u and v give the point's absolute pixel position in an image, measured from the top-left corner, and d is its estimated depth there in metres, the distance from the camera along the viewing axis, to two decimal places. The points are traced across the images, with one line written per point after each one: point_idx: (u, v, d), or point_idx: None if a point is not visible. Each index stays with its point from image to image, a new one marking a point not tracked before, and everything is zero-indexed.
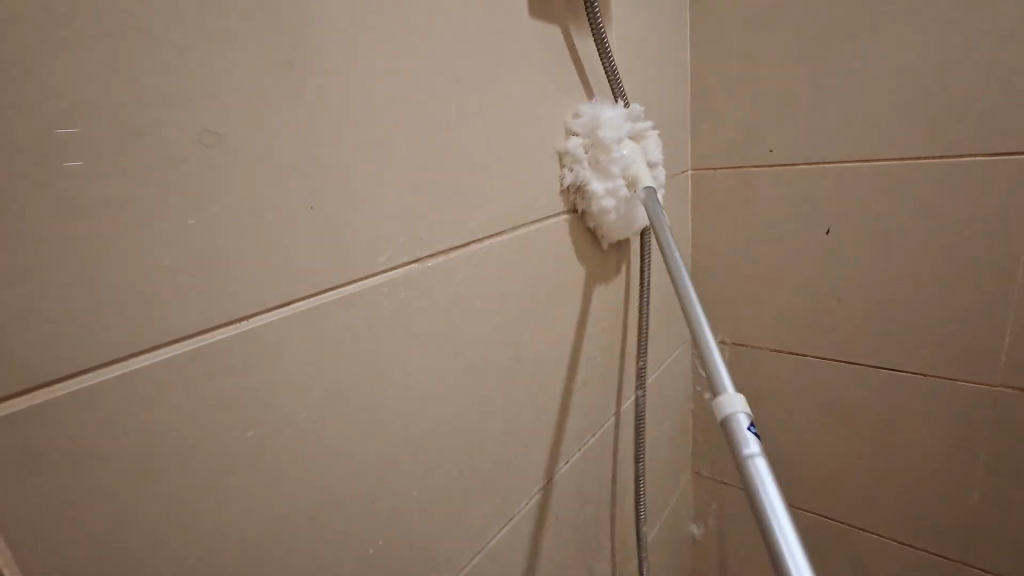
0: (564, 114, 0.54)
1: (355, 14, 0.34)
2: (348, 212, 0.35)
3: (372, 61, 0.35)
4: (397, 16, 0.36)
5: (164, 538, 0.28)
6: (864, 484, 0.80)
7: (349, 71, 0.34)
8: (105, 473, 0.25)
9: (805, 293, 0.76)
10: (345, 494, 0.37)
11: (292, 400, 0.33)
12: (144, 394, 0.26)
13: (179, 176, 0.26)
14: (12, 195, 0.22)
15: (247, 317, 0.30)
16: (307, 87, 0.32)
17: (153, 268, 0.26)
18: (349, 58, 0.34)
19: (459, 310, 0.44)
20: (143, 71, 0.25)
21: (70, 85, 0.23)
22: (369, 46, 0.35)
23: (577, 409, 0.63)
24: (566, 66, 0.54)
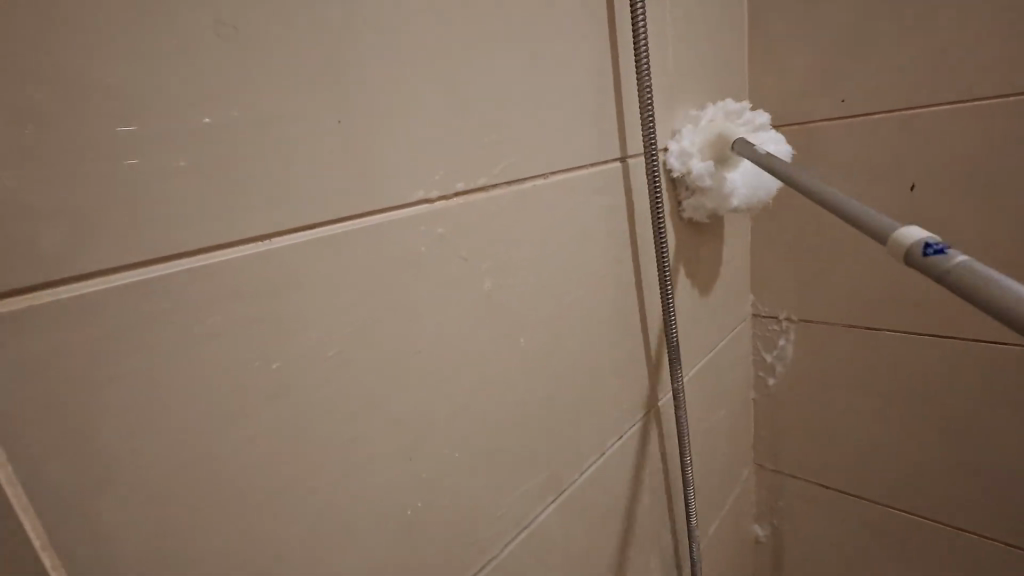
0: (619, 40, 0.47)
1: None
2: (385, 131, 0.32)
3: None
4: None
5: (177, 462, 0.26)
6: (964, 475, 0.71)
7: None
8: (111, 389, 0.24)
9: (886, 259, 0.69)
10: (378, 449, 0.33)
11: (330, 332, 0.30)
12: (154, 307, 0.24)
13: (188, 70, 0.25)
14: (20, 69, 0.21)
15: (265, 238, 0.28)
16: None
17: (163, 168, 0.24)
18: None
19: (516, 251, 0.40)
20: None
21: None
22: None
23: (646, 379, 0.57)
24: None
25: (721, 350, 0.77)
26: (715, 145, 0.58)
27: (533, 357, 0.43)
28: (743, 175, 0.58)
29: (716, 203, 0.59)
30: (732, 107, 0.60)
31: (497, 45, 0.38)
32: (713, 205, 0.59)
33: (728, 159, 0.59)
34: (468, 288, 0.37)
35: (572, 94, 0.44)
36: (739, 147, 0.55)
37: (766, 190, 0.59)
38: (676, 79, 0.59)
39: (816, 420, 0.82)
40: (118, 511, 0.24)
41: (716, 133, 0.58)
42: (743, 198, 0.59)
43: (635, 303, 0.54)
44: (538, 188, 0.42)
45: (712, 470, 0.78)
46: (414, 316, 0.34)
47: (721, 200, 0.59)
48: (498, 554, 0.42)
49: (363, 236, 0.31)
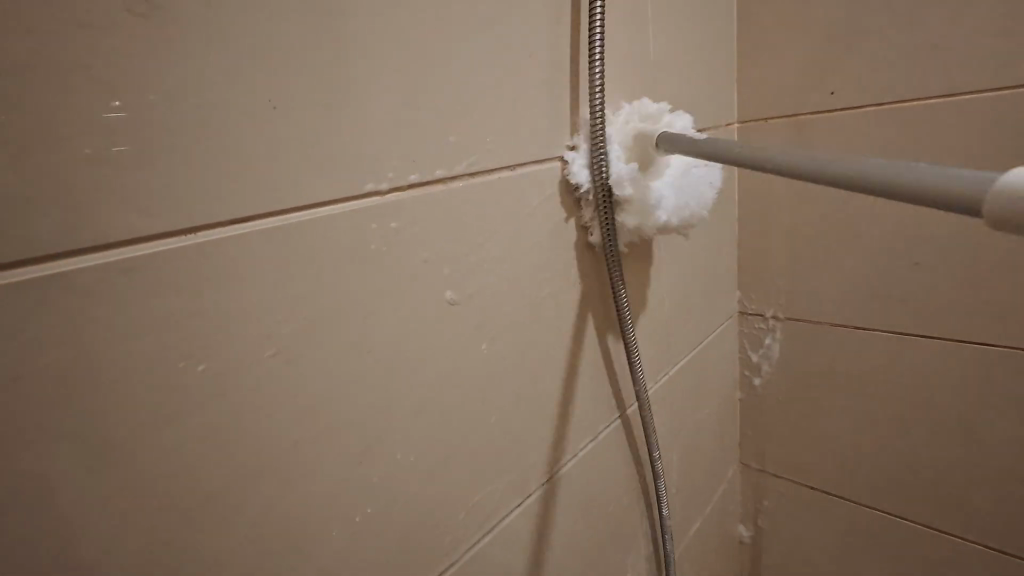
0: (598, 27, 0.45)
1: None
2: (332, 119, 0.30)
3: None
4: None
5: (96, 473, 0.24)
6: (947, 477, 0.70)
7: None
8: (15, 396, 0.22)
9: (875, 258, 0.67)
10: (325, 454, 0.32)
11: (270, 333, 0.29)
12: (65, 306, 0.22)
13: (102, 47, 0.22)
14: None
15: (197, 230, 0.26)
16: None
17: (73, 155, 0.22)
18: None
19: (482, 245, 0.39)
20: None
21: None
22: None
23: (622, 379, 0.55)
24: None
25: (706, 349, 0.75)
26: (632, 149, 0.48)
27: (498, 357, 0.41)
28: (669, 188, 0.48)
29: (639, 219, 0.47)
30: (647, 109, 0.49)
31: (459, 28, 0.35)
32: (637, 221, 0.48)
33: (650, 162, 0.48)
34: (426, 285, 0.36)
35: (545, 83, 0.42)
36: (668, 145, 0.46)
37: (696, 204, 0.51)
38: (659, 68, 0.56)
39: (802, 419, 0.81)
40: (28, 526, 0.22)
41: (631, 135, 0.48)
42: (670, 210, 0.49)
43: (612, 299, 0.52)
44: (505, 180, 0.40)
45: (695, 470, 0.77)
46: (366, 313, 0.33)
47: (645, 213, 0.47)
48: (459, 558, 0.40)
49: (308, 229, 0.30)
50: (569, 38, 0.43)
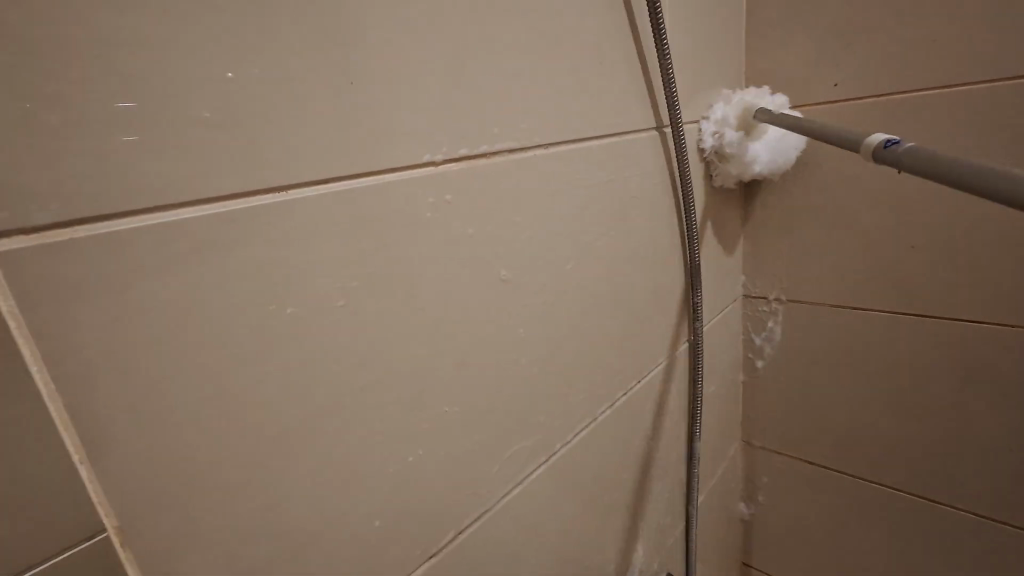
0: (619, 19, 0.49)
1: None
2: (392, 96, 0.33)
3: None
4: None
5: (198, 398, 0.27)
6: (937, 450, 0.75)
7: None
8: (138, 324, 0.25)
9: (872, 242, 0.71)
10: (380, 400, 0.35)
11: (338, 286, 0.32)
12: (180, 249, 0.26)
13: (216, 27, 0.26)
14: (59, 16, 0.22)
15: (283, 188, 0.29)
16: None
17: (189, 118, 0.25)
18: None
19: (517, 215, 0.42)
20: None
21: None
22: None
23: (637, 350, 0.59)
24: None
25: (712, 330, 0.79)
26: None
27: (527, 321, 0.45)
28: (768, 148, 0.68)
29: (742, 168, 0.69)
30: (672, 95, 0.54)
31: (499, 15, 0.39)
32: (739, 170, 0.69)
33: (753, 127, 0.68)
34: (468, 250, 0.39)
35: (574, 69, 0.45)
36: None
37: (784, 159, 0.71)
38: (672, 59, 0.60)
39: (802, 397, 0.85)
40: (146, 441, 0.26)
41: (743, 109, 0.68)
42: (766, 164, 0.69)
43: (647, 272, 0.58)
44: (538, 157, 0.43)
45: (700, 444, 0.80)
46: (417, 274, 0.36)
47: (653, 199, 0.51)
48: (493, 504, 0.44)
49: (372, 192, 0.33)
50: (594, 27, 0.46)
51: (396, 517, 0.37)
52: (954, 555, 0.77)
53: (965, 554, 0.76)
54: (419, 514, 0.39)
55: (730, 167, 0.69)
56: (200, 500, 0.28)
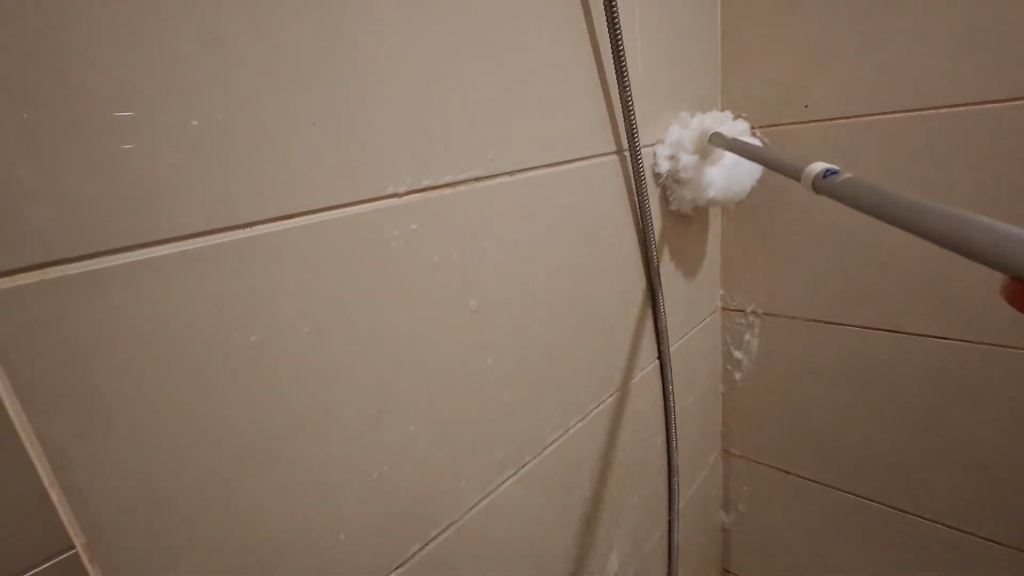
0: (584, 51, 0.51)
1: None
2: (356, 134, 0.35)
3: None
4: None
5: (167, 426, 0.29)
6: (908, 462, 0.76)
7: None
8: (107, 359, 0.26)
9: (844, 258, 0.73)
10: (347, 420, 0.37)
11: (303, 314, 0.34)
12: (150, 287, 0.27)
13: (180, 78, 0.27)
14: (25, 77, 0.23)
15: (249, 226, 0.31)
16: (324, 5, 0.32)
17: (156, 163, 0.27)
18: None
19: (483, 241, 0.44)
20: None
21: None
22: None
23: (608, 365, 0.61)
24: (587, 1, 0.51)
25: (690, 343, 0.81)
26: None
27: (494, 341, 0.46)
28: (721, 174, 0.66)
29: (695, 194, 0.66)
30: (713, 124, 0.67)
31: (464, 53, 0.41)
32: (691, 195, 0.66)
33: (708, 155, 0.66)
34: (434, 275, 0.41)
35: (541, 99, 0.47)
36: (717, 142, 0.64)
37: (738, 188, 0.68)
38: (645, 83, 0.61)
39: (779, 408, 0.86)
40: (115, 469, 0.27)
41: (700, 134, 0.66)
42: (719, 190, 0.66)
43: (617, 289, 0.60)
44: (505, 184, 0.45)
45: (678, 455, 0.82)
46: (382, 299, 0.38)
47: (699, 190, 0.66)
48: (461, 515, 0.46)
49: (336, 225, 0.35)
50: (559, 59, 0.48)
51: (363, 530, 0.39)
52: (926, 564, 0.79)
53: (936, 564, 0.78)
54: (386, 528, 0.41)
55: (686, 197, 0.66)
56: (168, 523, 0.29)
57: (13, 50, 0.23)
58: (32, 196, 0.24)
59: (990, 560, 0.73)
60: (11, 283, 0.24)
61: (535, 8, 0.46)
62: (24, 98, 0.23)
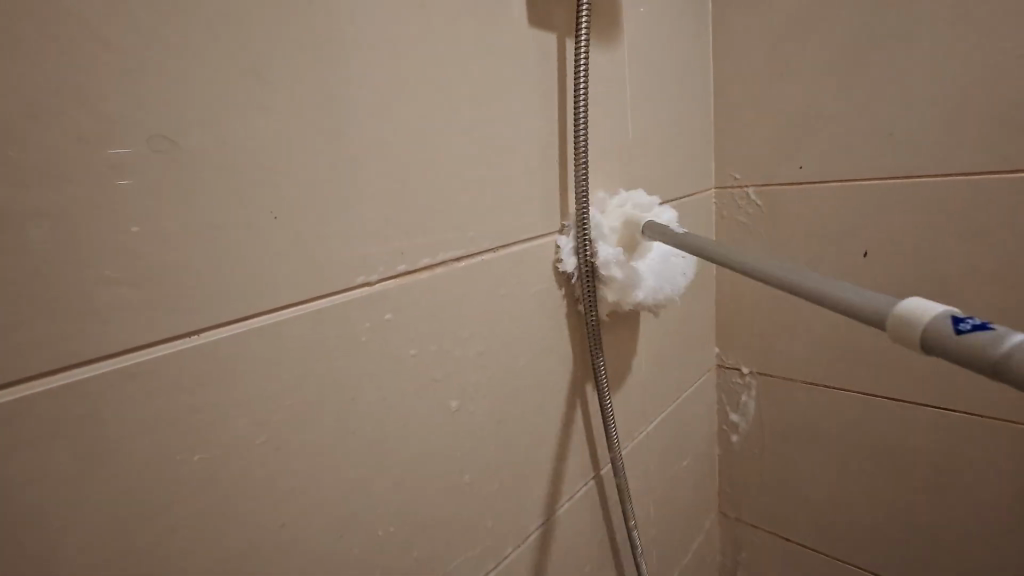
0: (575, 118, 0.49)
1: (356, 22, 0.33)
2: (327, 224, 0.32)
3: (367, 67, 0.34)
4: (402, 25, 0.35)
5: (96, 563, 0.25)
6: (916, 536, 0.72)
7: (340, 76, 0.32)
8: (24, 496, 0.23)
9: (842, 323, 0.71)
10: (304, 533, 0.33)
11: (257, 423, 0.30)
12: (80, 410, 0.24)
13: (122, 178, 0.25)
14: None
15: (198, 332, 0.28)
16: (292, 92, 0.30)
17: (91, 274, 0.24)
18: (344, 63, 0.32)
19: (463, 323, 0.41)
20: (95, 76, 0.24)
21: (13, 89, 0.22)
22: (367, 54, 0.34)
23: (598, 438, 0.58)
24: (580, 69, 0.49)
25: (685, 404, 0.77)
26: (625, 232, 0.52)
27: (472, 427, 0.43)
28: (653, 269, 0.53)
29: (619, 293, 0.51)
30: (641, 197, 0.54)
31: (447, 131, 0.39)
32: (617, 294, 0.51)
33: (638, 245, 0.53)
34: (408, 364, 0.38)
35: (529, 171, 0.45)
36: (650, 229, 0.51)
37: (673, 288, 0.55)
38: (635, 145, 0.60)
39: (778, 471, 0.83)
40: None
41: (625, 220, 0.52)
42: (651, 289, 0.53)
43: (607, 360, 0.57)
44: (487, 262, 0.42)
45: (674, 522, 0.78)
46: (347, 397, 0.34)
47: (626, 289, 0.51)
48: None
49: (297, 323, 0.32)
50: (549, 130, 0.47)
51: None
52: None
53: None
54: None
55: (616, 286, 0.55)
56: None
57: None
58: None
59: None
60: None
61: (523, 80, 0.44)
62: None
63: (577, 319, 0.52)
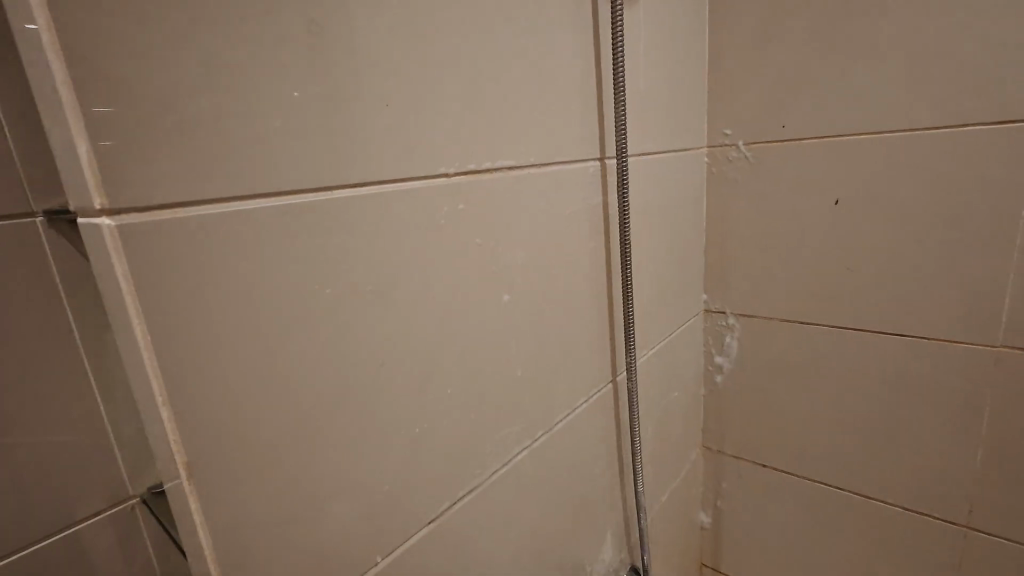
0: (599, 62, 0.57)
1: None
2: (418, 119, 0.39)
3: None
4: None
5: (250, 365, 0.31)
6: (875, 454, 0.81)
7: None
8: (209, 297, 0.29)
9: (814, 265, 0.79)
10: (386, 379, 0.40)
11: (358, 277, 0.37)
12: (246, 236, 0.30)
13: (269, 52, 0.30)
14: (150, 38, 0.26)
15: (330, 188, 0.34)
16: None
17: (254, 126, 0.30)
18: None
19: (512, 224, 0.49)
20: None
21: None
22: None
23: (609, 351, 0.65)
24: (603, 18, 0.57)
25: (676, 342, 0.86)
26: None
27: (507, 318, 0.50)
28: None
29: None
30: None
31: (503, 56, 0.46)
32: None
33: None
34: (469, 250, 0.45)
35: (564, 102, 0.53)
36: None
37: None
38: (642, 96, 0.67)
39: (754, 407, 0.92)
40: (207, 399, 0.30)
41: None
42: None
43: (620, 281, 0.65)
44: (532, 175, 0.50)
45: (664, 448, 0.87)
46: (428, 269, 0.42)
47: None
48: (478, 483, 0.49)
49: (393, 197, 0.38)
50: (581, 69, 0.55)
51: (393, 487, 0.41)
52: (893, 551, 0.83)
53: (900, 550, 0.82)
54: (414, 487, 0.43)
55: None
56: (238, 457, 0.32)
57: (140, 14, 0.25)
58: (153, 146, 0.27)
59: (958, 545, 0.77)
60: (147, 217, 0.27)
61: (560, 23, 0.51)
62: (151, 58, 0.26)
63: (597, 240, 0.60)
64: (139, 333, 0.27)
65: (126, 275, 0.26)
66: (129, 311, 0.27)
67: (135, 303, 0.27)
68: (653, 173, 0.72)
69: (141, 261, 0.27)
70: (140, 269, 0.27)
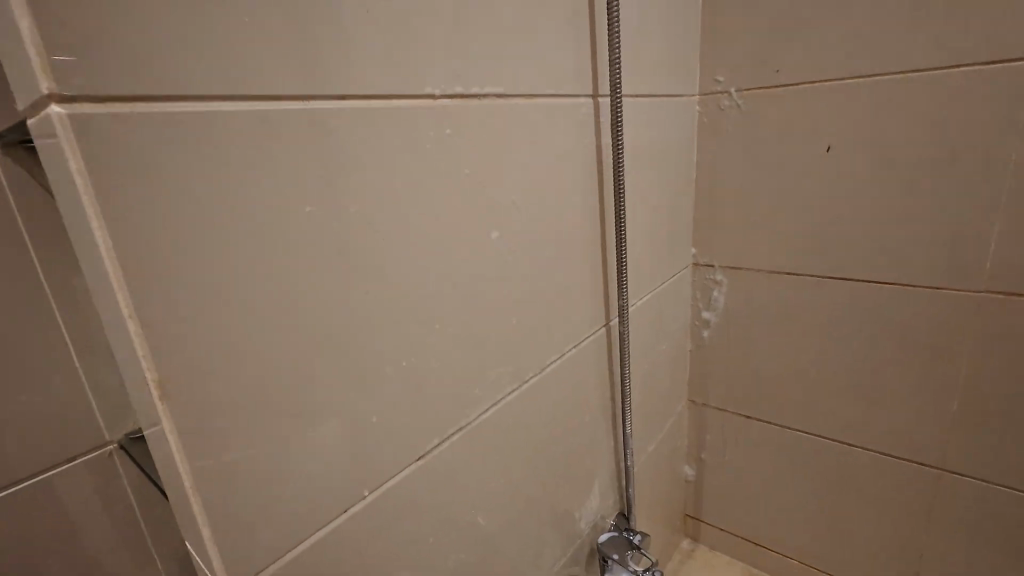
0: None
1: None
2: (398, 32, 0.37)
3: None
4: None
5: (222, 283, 0.30)
6: (857, 403, 0.83)
7: None
8: (173, 204, 0.27)
9: (805, 215, 0.78)
10: (368, 310, 0.38)
11: (339, 198, 0.35)
12: (211, 142, 0.28)
13: None
14: None
15: (306, 97, 0.32)
16: None
17: (214, 20, 0.28)
18: None
19: (502, 156, 0.47)
20: None
21: None
22: None
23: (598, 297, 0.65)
24: None
25: (665, 294, 0.85)
26: None
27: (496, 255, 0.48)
28: None
29: None
30: None
31: None
32: None
33: None
34: (458, 179, 0.43)
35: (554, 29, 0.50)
36: None
37: None
38: (634, 33, 0.65)
39: (741, 360, 0.93)
40: (176, 314, 0.28)
41: None
42: None
43: (609, 224, 0.63)
44: (522, 106, 0.48)
45: (652, 400, 0.87)
46: (414, 196, 0.40)
47: None
48: (468, 423, 0.48)
49: (377, 114, 0.36)
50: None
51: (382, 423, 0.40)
52: (871, 495, 0.86)
53: (878, 493, 0.85)
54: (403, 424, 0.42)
55: None
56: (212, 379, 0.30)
57: None
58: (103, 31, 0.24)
59: (933, 487, 0.80)
60: (103, 109, 0.25)
61: None
62: None
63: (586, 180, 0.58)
64: (99, 237, 0.25)
65: (81, 169, 0.24)
66: (86, 213, 0.25)
67: (93, 204, 0.25)
68: (646, 118, 0.70)
69: (98, 158, 0.25)
70: (96, 166, 0.25)
